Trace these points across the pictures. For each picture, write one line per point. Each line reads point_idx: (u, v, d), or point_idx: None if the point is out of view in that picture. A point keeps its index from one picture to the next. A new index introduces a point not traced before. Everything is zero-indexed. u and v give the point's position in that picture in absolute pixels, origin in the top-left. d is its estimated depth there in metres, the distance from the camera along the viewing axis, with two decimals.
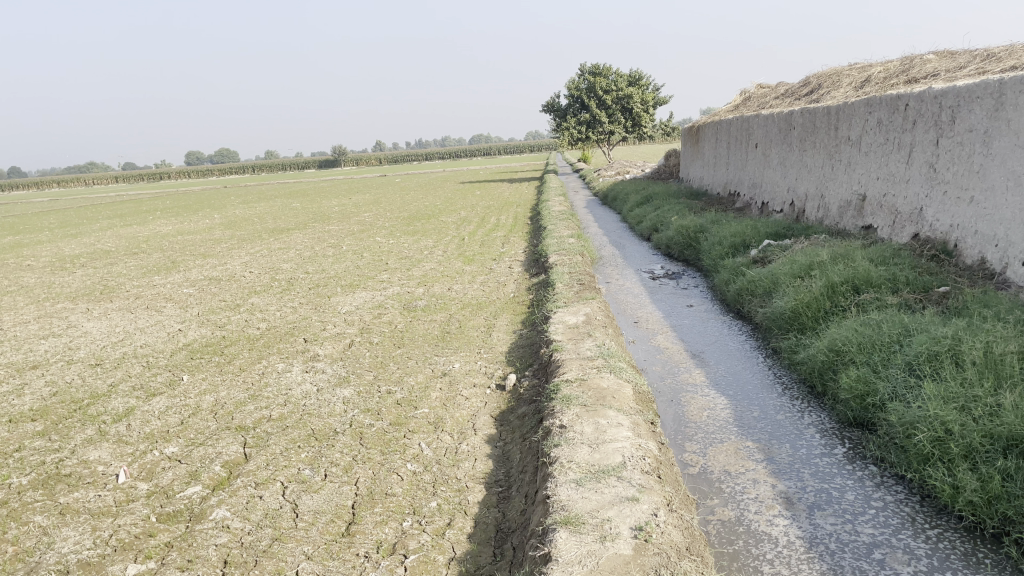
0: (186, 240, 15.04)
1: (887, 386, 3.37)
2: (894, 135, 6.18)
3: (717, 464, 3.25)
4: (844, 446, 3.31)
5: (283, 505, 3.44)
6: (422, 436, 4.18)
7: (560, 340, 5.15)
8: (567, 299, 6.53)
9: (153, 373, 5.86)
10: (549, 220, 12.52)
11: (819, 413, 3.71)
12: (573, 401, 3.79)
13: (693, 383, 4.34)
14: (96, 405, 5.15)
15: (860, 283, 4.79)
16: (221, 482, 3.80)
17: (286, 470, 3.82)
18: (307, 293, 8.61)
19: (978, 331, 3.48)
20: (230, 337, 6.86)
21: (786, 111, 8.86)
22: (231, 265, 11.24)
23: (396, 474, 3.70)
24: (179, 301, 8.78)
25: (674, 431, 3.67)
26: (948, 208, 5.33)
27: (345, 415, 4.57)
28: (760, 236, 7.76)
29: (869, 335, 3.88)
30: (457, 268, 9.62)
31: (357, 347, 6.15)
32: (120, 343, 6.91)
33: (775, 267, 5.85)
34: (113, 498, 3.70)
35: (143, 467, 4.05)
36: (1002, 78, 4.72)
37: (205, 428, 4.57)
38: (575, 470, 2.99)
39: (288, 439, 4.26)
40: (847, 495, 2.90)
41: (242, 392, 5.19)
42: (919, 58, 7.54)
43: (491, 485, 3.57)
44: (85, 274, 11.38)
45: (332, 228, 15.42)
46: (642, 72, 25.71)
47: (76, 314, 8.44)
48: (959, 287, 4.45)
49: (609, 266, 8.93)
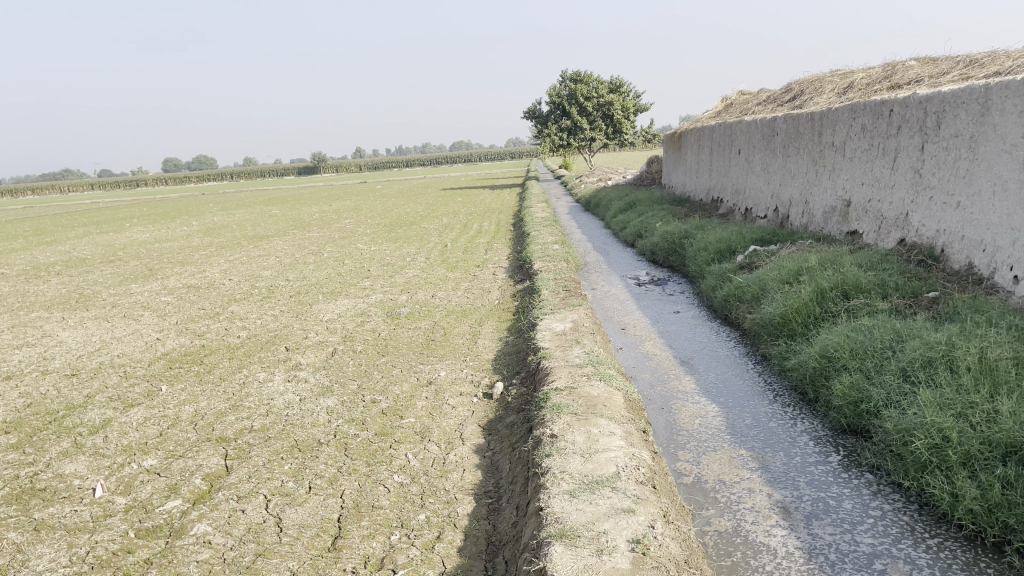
0: (164, 247, 14.85)
1: (882, 393, 3.33)
2: (879, 139, 6.18)
3: (711, 474, 3.20)
4: (839, 453, 3.27)
5: (267, 520, 3.34)
6: (409, 446, 4.09)
7: (547, 348, 5.09)
8: (553, 306, 6.47)
9: (130, 383, 5.73)
10: (532, 226, 12.47)
11: (811, 420, 3.67)
12: (563, 409, 3.72)
13: (683, 390, 4.28)
14: (72, 416, 5.02)
15: (849, 288, 4.76)
16: (202, 495, 3.69)
17: (269, 483, 3.72)
18: (288, 301, 8.50)
19: (972, 336, 3.46)
20: (210, 345, 6.74)
21: (769, 117, 8.86)
22: (210, 272, 11.09)
23: (383, 485, 3.61)
24: (157, 309, 8.63)
25: (666, 439, 3.61)
26: (935, 213, 5.32)
27: (329, 425, 4.48)
28: (745, 241, 7.74)
29: (861, 341, 3.85)
30: (441, 275, 9.53)
31: (340, 355, 6.05)
32: (96, 353, 6.76)
33: (763, 272, 5.83)
34: (90, 513, 3.58)
35: (120, 480, 3.94)
36: (988, 83, 4.71)
37: (185, 439, 4.46)
38: (568, 481, 2.92)
39: (270, 450, 4.16)
40: (844, 504, 2.85)
41: (223, 402, 5.09)
42: (901, 65, 7.57)
43: (481, 496, 3.49)
44: (60, 282, 11.18)
45: (313, 235, 15.28)
46: (622, 78, 25.79)
47: (51, 323, 8.28)
48: (949, 292, 4.43)
49: (594, 272, 8.89)
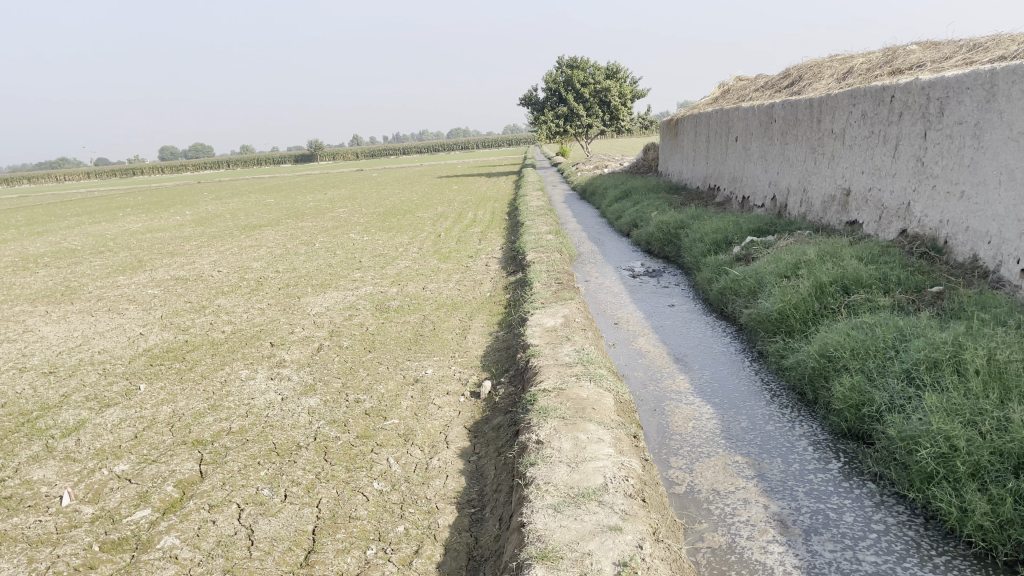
0: (155, 238, 14.60)
1: (885, 396, 3.17)
2: (880, 127, 5.98)
3: (705, 483, 3.03)
4: (839, 460, 3.11)
5: (238, 531, 3.18)
6: (391, 450, 3.93)
7: (537, 345, 4.91)
8: (545, 299, 6.30)
9: (109, 381, 5.55)
10: (527, 216, 12.28)
11: (810, 423, 3.51)
12: (550, 413, 3.55)
13: (677, 391, 4.12)
14: (46, 418, 4.84)
15: (849, 283, 4.59)
16: (173, 504, 3.52)
17: (243, 491, 3.55)
18: (276, 293, 8.30)
19: (980, 336, 3.28)
20: (193, 341, 6.56)
21: (767, 104, 8.66)
22: (199, 264, 10.90)
23: (361, 493, 3.45)
24: (142, 302, 8.44)
25: (657, 445, 3.44)
26: (938, 203, 5.14)
27: (309, 427, 4.30)
28: (742, 231, 7.56)
29: (862, 339, 3.67)
30: (433, 266, 9.35)
31: (326, 351, 5.88)
32: (77, 350, 6.58)
33: (760, 265, 5.66)
34: (54, 524, 3.42)
35: (89, 488, 3.76)
36: (994, 67, 4.52)
37: (160, 442, 4.29)
38: (553, 494, 2.75)
39: (247, 454, 3.99)
40: (845, 517, 2.68)
41: (202, 402, 4.91)
42: (902, 49, 7.35)
43: (464, 506, 3.33)
44: (47, 274, 10.98)
45: (306, 225, 15.11)
46: (619, 64, 25.51)
47: (34, 317, 8.09)
48: (953, 287, 4.26)
49: (588, 264, 8.70)
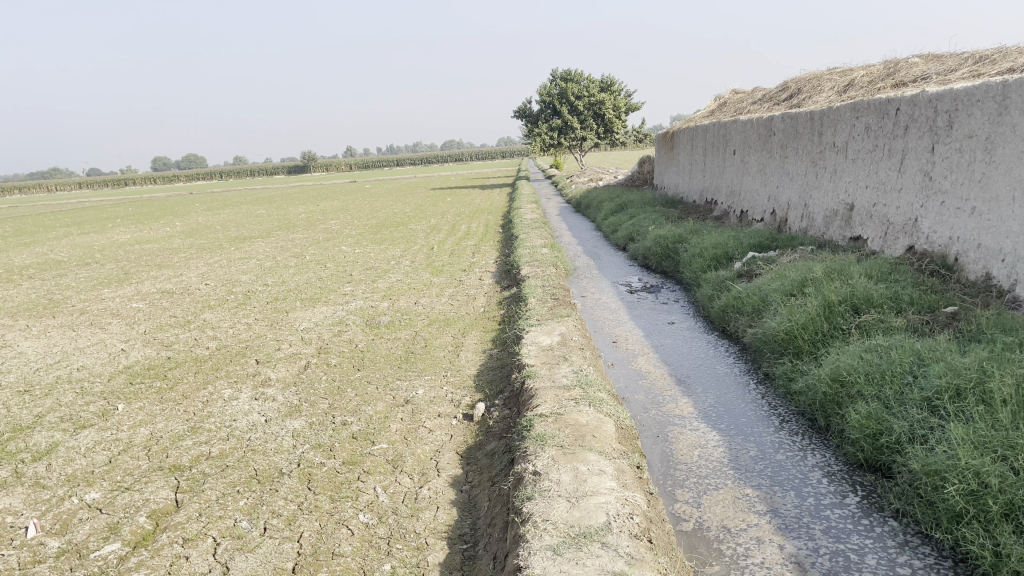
0: (144, 250, 14.32)
1: (904, 425, 2.98)
2: (884, 140, 5.83)
3: (714, 519, 2.83)
4: (857, 494, 2.92)
5: (212, 569, 2.96)
6: (379, 478, 3.71)
7: (533, 365, 4.71)
8: (540, 316, 6.10)
9: (86, 401, 5.31)
10: (521, 228, 12.10)
11: (823, 452, 3.32)
12: (548, 441, 3.34)
13: (680, 415, 3.92)
14: (16, 440, 4.60)
15: (859, 302, 4.40)
16: (144, 537, 3.29)
17: (219, 523, 3.32)
18: (264, 308, 8.06)
19: (1004, 361, 3.09)
20: (175, 358, 6.32)
21: (766, 116, 8.51)
22: (187, 277, 10.68)
23: (346, 527, 3.24)
24: (127, 316, 8.20)
25: (662, 475, 3.24)
26: (947, 219, 4.97)
27: (293, 452, 4.08)
28: (742, 247, 7.39)
29: (877, 363, 3.48)
30: (425, 280, 9.13)
31: (313, 370, 5.65)
32: (54, 367, 6.32)
33: (763, 282, 5.49)
34: (17, 559, 3.18)
35: (57, 518, 3.53)
36: (1006, 79, 4.36)
37: (135, 468, 4.06)
38: (552, 534, 2.54)
39: (226, 481, 3.77)
40: (867, 560, 2.49)
41: (182, 424, 4.68)
42: (903, 62, 7.20)
43: (455, 542, 3.13)
44: (29, 287, 10.70)
45: (297, 237, 14.87)
46: (614, 77, 25.43)
47: (13, 332, 7.82)
48: (969, 308, 4.08)
49: (583, 279, 8.51)
